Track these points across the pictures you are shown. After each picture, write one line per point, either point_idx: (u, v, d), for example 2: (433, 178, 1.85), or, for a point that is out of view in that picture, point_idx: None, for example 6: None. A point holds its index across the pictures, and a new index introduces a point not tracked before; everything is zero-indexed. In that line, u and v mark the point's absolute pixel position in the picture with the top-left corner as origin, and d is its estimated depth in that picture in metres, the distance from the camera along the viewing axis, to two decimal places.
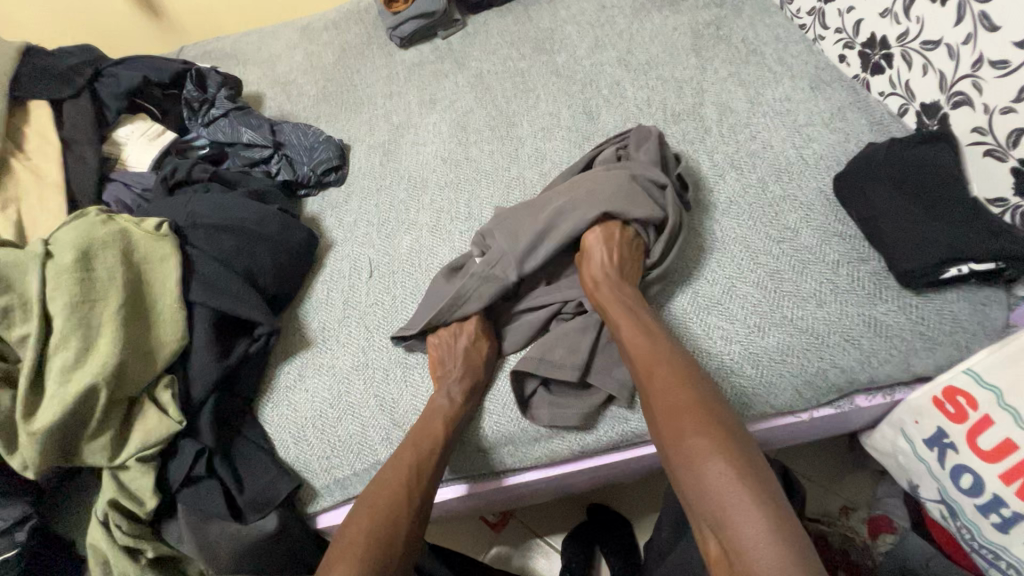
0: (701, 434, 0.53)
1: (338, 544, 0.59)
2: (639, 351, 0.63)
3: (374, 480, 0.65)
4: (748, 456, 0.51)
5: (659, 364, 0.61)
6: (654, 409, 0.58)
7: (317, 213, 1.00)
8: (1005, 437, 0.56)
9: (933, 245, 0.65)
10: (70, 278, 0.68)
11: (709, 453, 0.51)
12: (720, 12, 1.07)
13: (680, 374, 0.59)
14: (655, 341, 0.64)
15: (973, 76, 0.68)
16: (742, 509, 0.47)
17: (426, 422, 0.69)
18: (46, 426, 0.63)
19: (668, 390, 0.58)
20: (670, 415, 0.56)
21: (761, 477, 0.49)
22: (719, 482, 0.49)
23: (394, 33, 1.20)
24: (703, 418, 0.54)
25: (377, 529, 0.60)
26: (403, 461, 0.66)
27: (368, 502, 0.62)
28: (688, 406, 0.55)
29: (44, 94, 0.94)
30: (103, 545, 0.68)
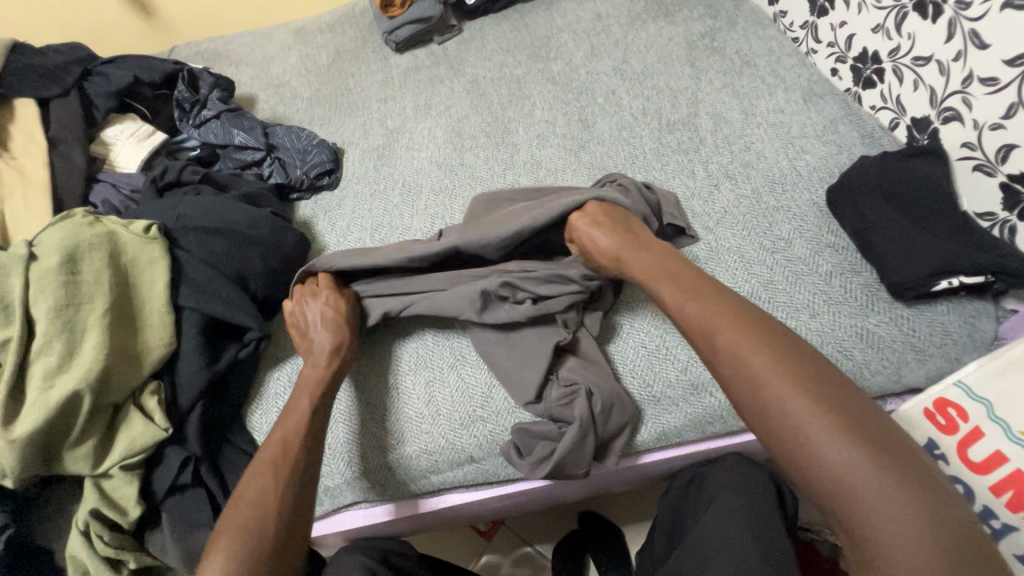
0: (805, 402, 0.48)
1: (220, 528, 0.55)
2: (701, 314, 0.57)
3: (251, 466, 0.61)
4: (858, 417, 0.47)
5: (729, 326, 0.54)
6: (735, 380, 0.52)
7: (310, 217, 0.99)
8: (995, 448, 0.57)
9: (924, 259, 0.66)
10: (55, 280, 0.66)
11: (818, 426, 0.47)
12: (715, 24, 1.08)
13: (759, 334, 0.53)
14: (714, 301, 0.57)
15: (963, 92, 0.69)
16: (870, 485, 0.44)
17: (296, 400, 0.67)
18: (27, 433, 0.61)
19: (744, 356, 0.52)
20: (758, 386, 0.50)
21: (878, 437, 0.46)
22: (837, 458, 0.45)
23: (390, 37, 1.20)
24: (798, 382, 0.49)
25: (260, 502, 0.56)
26: (275, 438, 0.63)
27: (249, 481, 0.59)
28: (780, 370, 0.50)
29: (30, 92, 0.92)
30: (84, 555, 0.66)
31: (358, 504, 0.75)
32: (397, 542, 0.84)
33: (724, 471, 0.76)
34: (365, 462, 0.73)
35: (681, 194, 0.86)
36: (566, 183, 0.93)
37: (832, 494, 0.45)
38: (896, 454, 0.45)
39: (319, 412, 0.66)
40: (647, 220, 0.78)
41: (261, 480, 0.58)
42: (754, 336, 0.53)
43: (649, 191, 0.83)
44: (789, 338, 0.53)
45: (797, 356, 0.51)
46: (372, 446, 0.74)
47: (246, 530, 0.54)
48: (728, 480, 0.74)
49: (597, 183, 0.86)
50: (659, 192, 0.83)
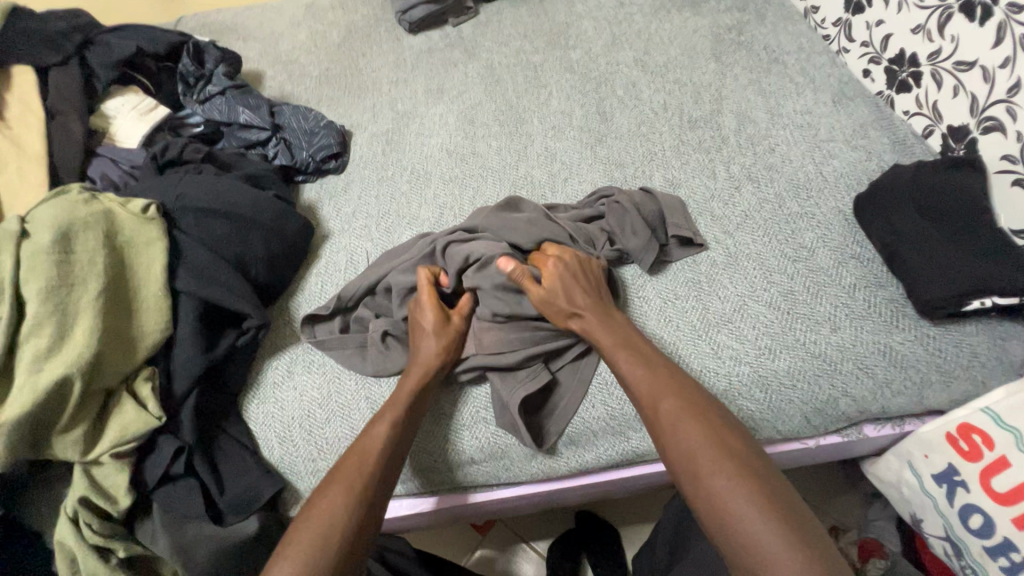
0: (721, 465, 0.51)
1: (301, 526, 0.54)
2: (641, 379, 0.60)
3: (336, 468, 0.59)
4: (773, 487, 0.50)
5: (671, 400, 0.57)
6: (667, 444, 0.55)
7: (314, 201, 0.95)
8: (1021, 480, 0.54)
9: (957, 277, 0.63)
10: (47, 260, 0.64)
11: (734, 491, 0.49)
12: (743, 17, 1.04)
13: (692, 409, 0.56)
14: (656, 370, 0.61)
15: (1008, 101, 0.66)
16: (770, 556, 0.45)
17: (402, 398, 0.65)
18: (15, 417, 0.59)
19: (680, 425, 0.55)
20: (687, 451, 0.53)
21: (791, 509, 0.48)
22: (748, 519, 0.47)
23: (404, 16, 1.16)
24: (720, 451, 0.52)
25: (339, 515, 0.54)
26: (371, 441, 0.61)
27: (332, 487, 0.57)
28: (704, 440, 0.53)
29: (29, 59, 0.88)
30: (74, 543, 0.64)
31: None
32: (393, 538, 0.83)
33: None
34: None
35: (700, 195, 0.83)
36: (581, 178, 0.89)
37: (740, 554, 0.47)
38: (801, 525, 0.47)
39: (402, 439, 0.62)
40: (648, 242, 0.75)
41: (344, 488, 0.56)
42: (690, 408, 0.56)
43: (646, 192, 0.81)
44: (719, 415, 0.56)
45: (722, 428, 0.54)
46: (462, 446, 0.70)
47: (323, 537, 0.53)
48: None
49: (592, 197, 0.83)
50: (662, 197, 0.80)
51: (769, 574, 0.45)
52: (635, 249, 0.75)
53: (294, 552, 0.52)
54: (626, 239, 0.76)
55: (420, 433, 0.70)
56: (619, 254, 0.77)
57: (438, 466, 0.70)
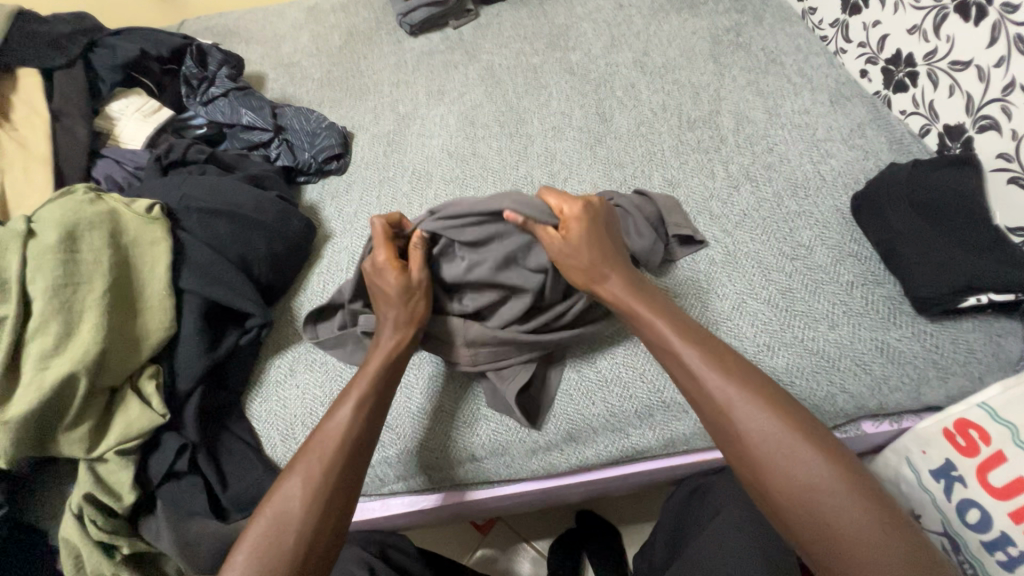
0: (805, 451, 0.49)
1: (259, 520, 0.53)
2: (705, 368, 0.56)
3: (298, 457, 0.57)
4: (861, 479, 0.48)
5: (740, 390, 0.53)
6: (737, 438, 0.52)
7: (317, 201, 0.96)
8: (1019, 473, 0.55)
9: (954, 274, 0.64)
10: (53, 259, 0.64)
11: (824, 488, 0.47)
12: (741, 19, 1.05)
13: (762, 391, 0.53)
14: (719, 356, 0.57)
15: (1003, 100, 0.66)
16: (866, 538, 0.45)
17: (361, 383, 0.62)
18: (21, 414, 0.59)
19: (752, 412, 0.52)
20: (764, 436, 0.51)
21: (881, 500, 0.47)
22: (840, 515, 0.46)
23: (405, 19, 1.17)
24: (804, 446, 0.49)
25: (292, 508, 0.53)
26: (331, 428, 0.59)
27: (290, 477, 0.55)
28: (784, 434, 0.50)
29: (34, 62, 0.89)
30: (78, 539, 0.65)
31: (371, 495, 0.74)
32: (394, 536, 0.83)
33: (728, 480, 0.74)
34: (393, 448, 0.71)
35: (699, 194, 0.84)
36: (581, 178, 0.90)
37: (833, 550, 0.46)
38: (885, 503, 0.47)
39: (362, 425, 0.59)
40: (655, 242, 0.74)
41: (301, 480, 0.55)
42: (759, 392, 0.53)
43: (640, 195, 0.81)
44: (793, 405, 0.53)
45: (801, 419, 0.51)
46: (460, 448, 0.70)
47: (275, 532, 0.52)
48: (734, 490, 0.73)
49: None
50: (657, 199, 0.80)
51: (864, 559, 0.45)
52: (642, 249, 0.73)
53: (252, 545, 0.52)
54: (633, 240, 0.74)
55: (423, 430, 0.71)
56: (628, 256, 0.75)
57: (440, 464, 0.70)
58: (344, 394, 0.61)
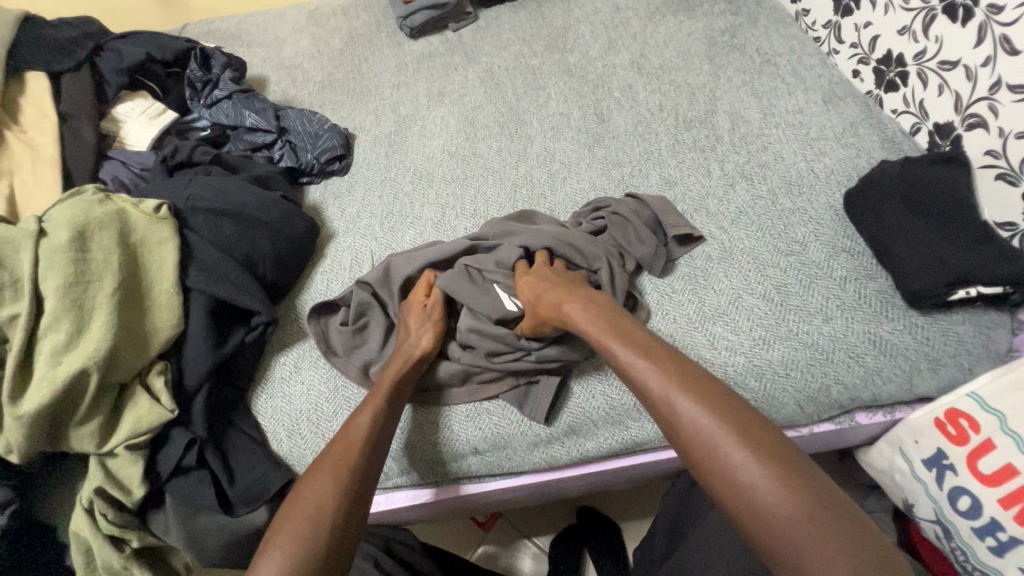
0: (746, 452, 0.47)
1: (295, 516, 0.53)
2: (646, 365, 0.55)
3: (318, 463, 0.58)
4: (797, 467, 0.46)
5: (679, 384, 0.52)
6: (675, 431, 0.51)
7: (319, 202, 0.98)
8: (1006, 462, 0.57)
9: (944, 267, 0.65)
10: (64, 257, 0.66)
11: (756, 477, 0.46)
12: (735, 20, 1.07)
13: (706, 395, 0.51)
14: (653, 351, 0.56)
15: (990, 98, 0.68)
16: (802, 533, 0.43)
17: (379, 394, 0.65)
18: (34, 409, 0.61)
19: (695, 415, 0.50)
20: (707, 438, 0.49)
21: (817, 489, 0.45)
22: (773, 503, 0.44)
23: (405, 22, 1.18)
24: (737, 434, 0.48)
25: (328, 496, 0.54)
26: (354, 428, 0.62)
27: (321, 477, 0.56)
28: (717, 425, 0.49)
29: (42, 65, 0.91)
30: (88, 533, 0.66)
31: (376, 490, 0.76)
32: (397, 530, 0.84)
33: None
34: (398, 441, 0.72)
35: (695, 193, 0.85)
36: (580, 177, 0.91)
37: (771, 538, 0.44)
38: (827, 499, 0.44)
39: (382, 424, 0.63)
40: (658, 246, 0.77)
41: (335, 475, 0.56)
42: (703, 394, 0.51)
43: (633, 200, 0.83)
44: (728, 396, 0.52)
45: (738, 410, 0.50)
46: (463, 442, 0.71)
47: (314, 517, 0.52)
48: None
49: (589, 208, 0.83)
50: (649, 199, 0.82)
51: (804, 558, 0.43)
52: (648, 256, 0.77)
53: (290, 542, 0.51)
54: (637, 248, 0.77)
55: (428, 424, 0.73)
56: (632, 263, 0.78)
57: (443, 457, 0.72)
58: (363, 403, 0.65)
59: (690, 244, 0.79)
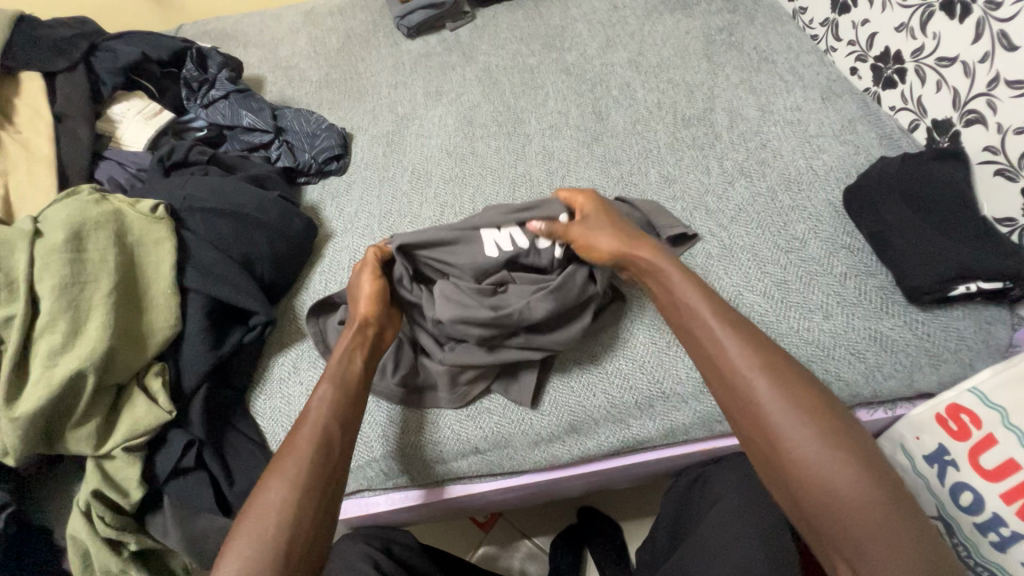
0: (816, 439, 0.49)
1: (243, 520, 0.51)
2: (740, 349, 0.55)
3: (273, 459, 0.55)
4: (878, 472, 0.48)
5: (772, 376, 0.53)
6: (754, 418, 0.53)
7: (317, 202, 0.97)
8: (1008, 456, 0.57)
9: (944, 263, 0.65)
10: (60, 258, 0.65)
11: (837, 476, 0.48)
12: (733, 19, 1.07)
13: (789, 379, 0.53)
14: (755, 338, 0.56)
15: (988, 94, 0.68)
16: (862, 520, 0.47)
17: (332, 381, 0.61)
18: (30, 411, 0.60)
19: (772, 398, 0.52)
20: (782, 424, 0.51)
21: (883, 478, 0.48)
22: (848, 502, 0.47)
23: (402, 21, 1.18)
24: (823, 434, 0.50)
25: (276, 502, 0.52)
26: (306, 422, 0.57)
27: (270, 477, 0.53)
28: (807, 421, 0.50)
29: (36, 65, 0.90)
30: (86, 536, 0.65)
31: (374, 490, 0.75)
32: (397, 531, 0.84)
33: (726, 469, 0.75)
34: (395, 441, 0.72)
35: (695, 190, 0.85)
36: (578, 176, 0.91)
37: (838, 533, 0.47)
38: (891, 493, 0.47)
39: (336, 414, 0.58)
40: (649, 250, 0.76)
41: (283, 474, 0.53)
42: (783, 378, 0.53)
43: (622, 204, 0.82)
44: (825, 394, 0.53)
45: (829, 409, 0.51)
46: (461, 443, 0.71)
47: (261, 525, 0.50)
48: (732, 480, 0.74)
49: None
50: (639, 203, 0.81)
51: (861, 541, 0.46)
52: None
53: (236, 551, 0.50)
54: None
55: (425, 424, 0.72)
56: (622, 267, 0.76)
57: (442, 457, 0.71)
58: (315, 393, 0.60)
59: (687, 242, 0.79)
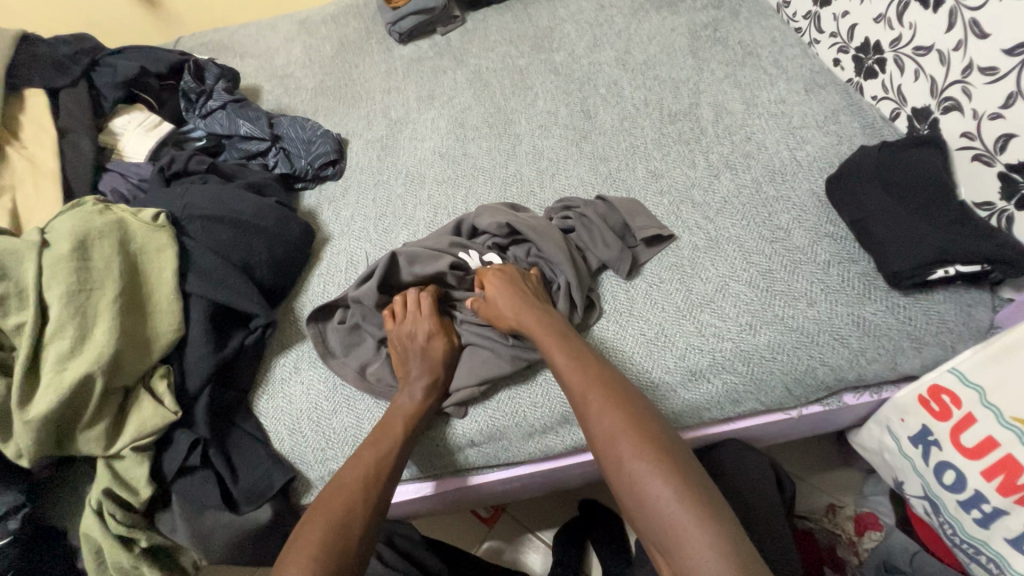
0: (638, 450, 0.54)
1: (306, 520, 0.59)
2: (576, 375, 0.63)
3: (336, 472, 0.65)
4: (691, 481, 0.52)
5: (599, 399, 0.59)
6: (591, 437, 0.59)
7: (314, 206, 1.00)
8: (987, 434, 0.59)
9: (922, 248, 0.67)
10: (67, 266, 0.68)
11: (648, 480, 0.52)
12: (717, 14, 1.08)
13: (617, 398, 0.59)
14: (589, 366, 0.63)
15: (963, 82, 0.70)
16: (678, 525, 0.49)
17: (399, 414, 0.69)
18: (42, 413, 0.63)
19: (605, 414, 0.58)
20: (611, 438, 0.57)
21: (700, 490, 0.51)
22: (665, 506, 0.51)
23: (393, 28, 1.20)
24: (640, 444, 0.55)
25: (338, 504, 0.60)
26: (373, 444, 0.67)
27: (342, 481, 0.63)
28: (624, 437, 0.56)
29: (40, 83, 0.94)
30: (99, 534, 0.68)
31: None
32: (400, 524, 0.86)
33: (722, 456, 0.77)
34: None
35: (682, 184, 0.87)
36: (568, 174, 0.93)
37: (656, 530, 0.51)
38: (704, 500, 0.50)
39: (410, 441, 0.68)
40: (622, 250, 0.78)
41: (350, 485, 0.62)
42: (614, 398, 0.59)
43: (600, 202, 0.84)
44: (643, 413, 0.58)
45: (652, 426, 0.57)
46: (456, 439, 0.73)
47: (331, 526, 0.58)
48: (726, 468, 0.75)
49: (556, 210, 0.85)
50: (614, 200, 0.84)
51: (679, 547, 0.49)
52: (612, 258, 0.78)
53: (302, 543, 0.56)
54: (602, 252, 0.78)
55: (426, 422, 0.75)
56: (595, 267, 0.80)
57: (439, 450, 0.74)
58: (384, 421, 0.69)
59: (672, 236, 0.81)
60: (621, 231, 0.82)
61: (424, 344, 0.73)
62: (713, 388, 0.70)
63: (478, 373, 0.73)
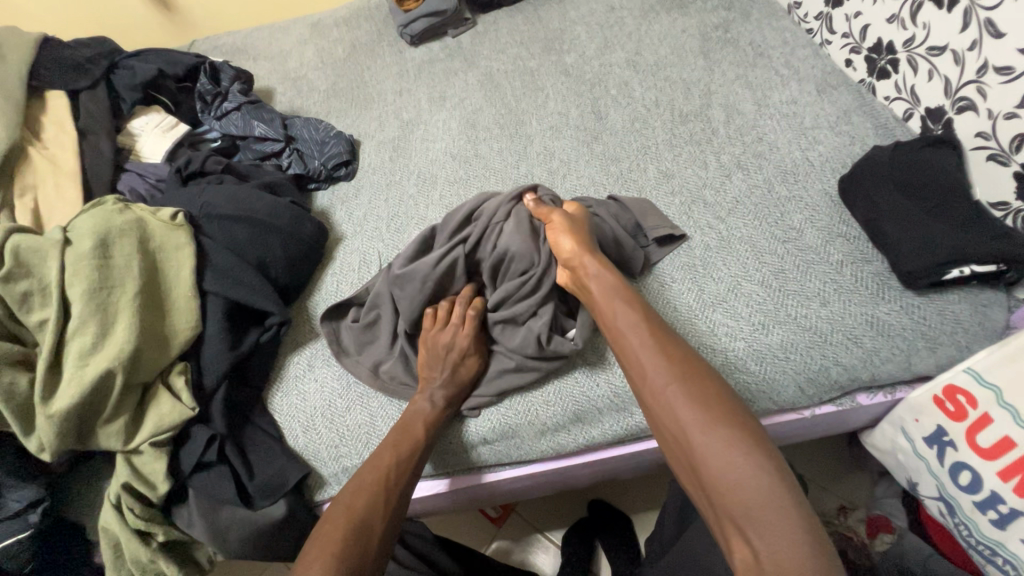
0: (714, 424, 0.53)
1: (326, 521, 0.60)
2: (648, 346, 0.61)
3: (357, 471, 0.66)
4: (775, 462, 0.51)
5: (678, 370, 0.58)
6: (662, 406, 0.57)
7: (327, 207, 1.01)
8: (1003, 434, 0.58)
9: (936, 247, 0.67)
10: (89, 264, 0.69)
11: (731, 454, 0.51)
12: (728, 16, 1.08)
13: (690, 371, 0.58)
14: (657, 337, 0.62)
15: (978, 81, 0.70)
16: (759, 502, 0.48)
17: (417, 421, 0.69)
18: (63, 409, 0.64)
19: (676, 385, 0.57)
20: (681, 409, 0.56)
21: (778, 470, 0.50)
22: (744, 483, 0.50)
23: (405, 30, 1.21)
24: (715, 416, 0.54)
25: (358, 506, 0.61)
26: (393, 446, 0.67)
27: (362, 484, 0.64)
28: (707, 407, 0.55)
29: (61, 85, 0.96)
30: (117, 528, 0.69)
31: None
32: (411, 522, 0.87)
33: None
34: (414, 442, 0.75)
35: (693, 184, 0.87)
36: (579, 174, 0.93)
37: (730, 505, 0.50)
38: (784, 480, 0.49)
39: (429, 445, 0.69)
40: (637, 248, 0.78)
41: (368, 488, 0.63)
42: (687, 372, 0.58)
43: (612, 203, 0.84)
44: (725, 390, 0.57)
45: (726, 400, 0.55)
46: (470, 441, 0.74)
47: (353, 530, 0.59)
48: None
49: (567, 209, 0.85)
50: (627, 200, 0.84)
51: (755, 523, 0.48)
52: (626, 254, 0.78)
53: (323, 545, 0.58)
54: (615, 250, 0.78)
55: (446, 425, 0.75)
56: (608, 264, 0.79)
57: (453, 448, 0.74)
58: (404, 423, 0.69)
59: (684, 236, 0.81)
60: (635, 228, 0.81)
61: (453, 358, 0.73)
62: (724, 387, 0.70)
63: (495, 379, 0.74)
